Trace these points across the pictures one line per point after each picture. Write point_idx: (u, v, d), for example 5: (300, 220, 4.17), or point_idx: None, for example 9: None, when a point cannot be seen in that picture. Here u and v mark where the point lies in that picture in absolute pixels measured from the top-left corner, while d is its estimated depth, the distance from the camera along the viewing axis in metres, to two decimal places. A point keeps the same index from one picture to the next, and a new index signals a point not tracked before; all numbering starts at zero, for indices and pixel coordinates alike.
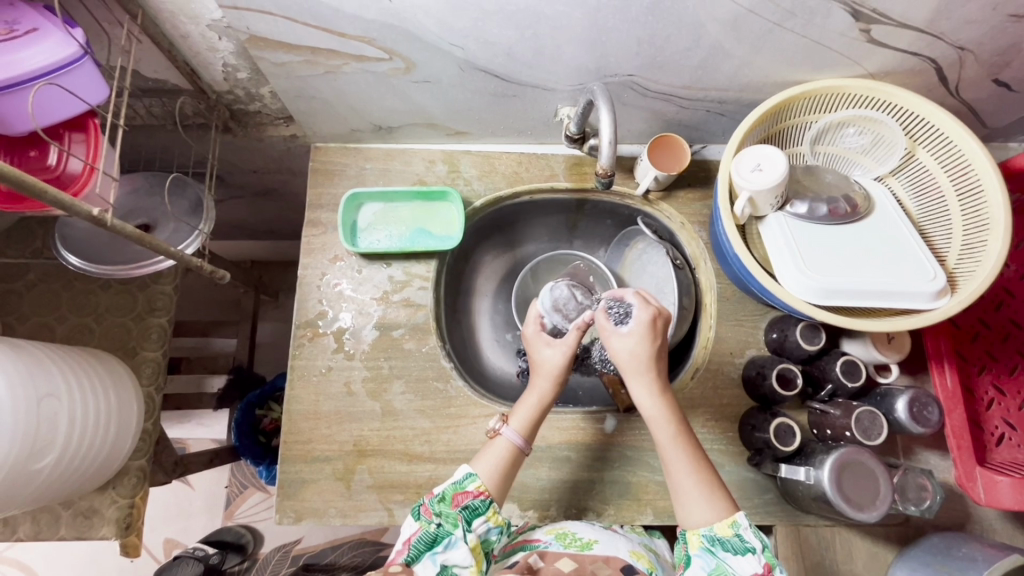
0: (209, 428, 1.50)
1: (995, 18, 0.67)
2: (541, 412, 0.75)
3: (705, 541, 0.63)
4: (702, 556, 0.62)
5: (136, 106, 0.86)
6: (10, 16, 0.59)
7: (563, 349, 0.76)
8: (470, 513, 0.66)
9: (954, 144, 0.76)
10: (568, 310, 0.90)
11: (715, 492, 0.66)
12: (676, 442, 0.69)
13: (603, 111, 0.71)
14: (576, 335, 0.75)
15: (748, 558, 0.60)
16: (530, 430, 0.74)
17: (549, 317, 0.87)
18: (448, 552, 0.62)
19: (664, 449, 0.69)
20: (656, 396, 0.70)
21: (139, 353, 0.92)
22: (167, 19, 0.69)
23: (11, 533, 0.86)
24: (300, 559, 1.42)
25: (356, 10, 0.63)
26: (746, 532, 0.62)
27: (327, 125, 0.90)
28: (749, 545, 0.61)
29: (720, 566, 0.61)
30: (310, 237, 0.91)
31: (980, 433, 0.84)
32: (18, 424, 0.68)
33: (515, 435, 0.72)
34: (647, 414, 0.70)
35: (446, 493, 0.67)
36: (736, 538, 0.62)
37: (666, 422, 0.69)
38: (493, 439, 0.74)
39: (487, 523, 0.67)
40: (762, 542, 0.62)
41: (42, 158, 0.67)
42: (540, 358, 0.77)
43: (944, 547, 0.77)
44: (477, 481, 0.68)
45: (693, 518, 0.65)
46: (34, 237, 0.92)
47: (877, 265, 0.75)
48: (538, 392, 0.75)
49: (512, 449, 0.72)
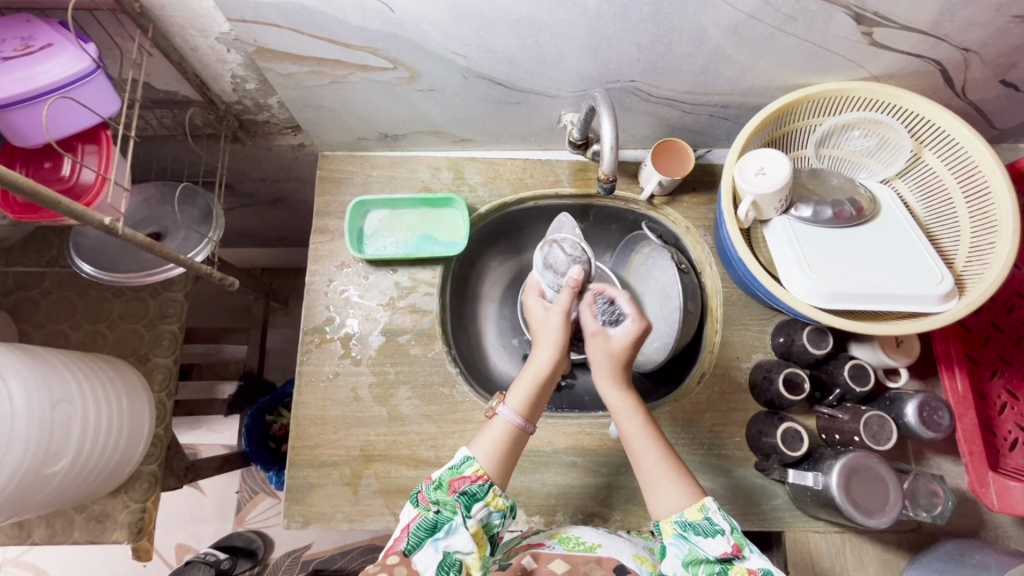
0: (220, 434, 1.51)
1: (999, 19, 0.66)
2: (540, 383, 0.72)
3: (677, 528, 0.63)
4: (676, 543, 0.62)
5: (148, 117, 0.88)
6: (27, 33, 0.61)
7: (561, 309, 0.75)
8: (469, 499, 0.64)
9: (960, 146, 0.75)
10: (559, 267, 0.83)
11: (681, 477, 0.66)
12: (644, 432, 0.69)
13: (605, 117, 0.72)
14: (569, 293, 0.74)
15: (717, 539, 0.61)
16: (529, 409, 0.71)
17: (541, 280, 0.84)
18: (450, 537, 0.62)
19: (631, 440, 0.69)
20: (621, 389, 0.72)
21: (151, 360, 0.94)
22: (178, 33, 0.71)
23: (27, 536, 0.88)
24: (311, 565, 1.44)
25: (361, 21, 0.64)
26: (715, 514, 0.62)
27: (334, 134, 0.92)
28: (719, 526, 0.61)
29: (692, 550, 0.61)
30: (318, 244, 0.92)
31: (992, 438, 0.83)
32: (33, 429, 0.70)
33: (512, 415, 0.69)
34: (615, 410, 0.71)
35: (443, 479, 0.66)
36: (706, 521, 0.62)
37: (634, 414, 0.70)
38: (490, 420, 0.71)
39: (488, 507, 0.65)
40: (732, 523, 0.62)
41: (56, 169, 0.70)
42: (545, 321, 0.76)
43: (958, 554, 0.77)
44: (474, 465, 0.66)
45: (664, 507, 0.64)
46: (49, 246, 0.94)
47: (879, 265, 0.75)
48: (542, 357, 0.73)
49: (512, 429, 0.69)
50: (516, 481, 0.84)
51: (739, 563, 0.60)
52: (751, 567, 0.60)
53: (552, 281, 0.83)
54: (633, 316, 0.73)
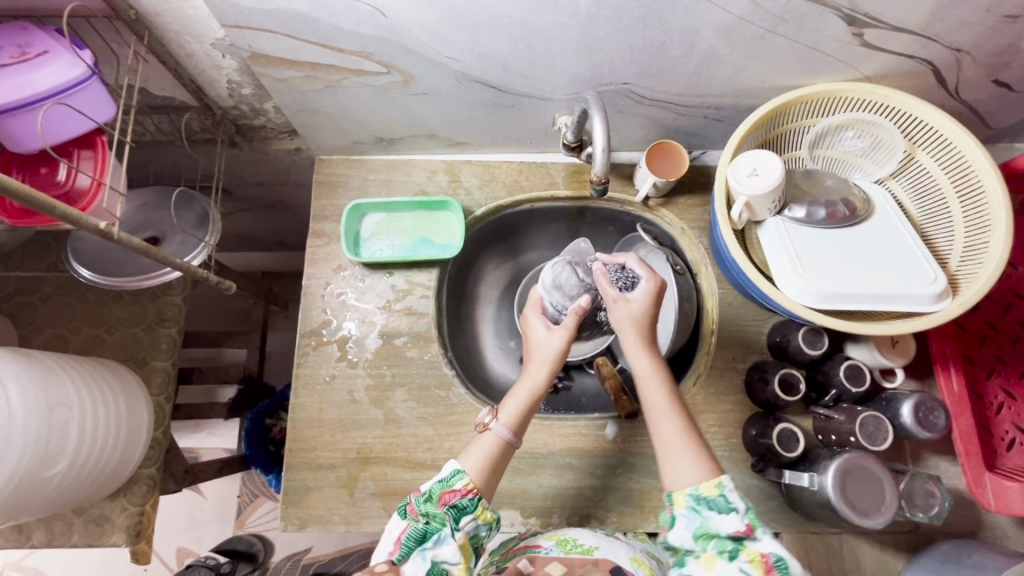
0: (221, 437, 1.52)
1: (989, 19, 0.67)
2: (529, 404, 0.72)
3: (691, 501, 0.62)
4: (687, 516, 0.61)
5: (146, 122, 0.88)
6: (23, 40, 0.62)
7: (565, 331, 0.74)
8: (458, 512, 0.64)
9: (953, 146, 0.76)
10: (569, 290, 0.85)
11: (699, 451, 0.64)
12: (666, 402, 0.68)
13: (597, 119, 0.72)
14: (574, 320, 0.74)
15: (731, 517, 0.59)
16: (519, 423, 0.71)
17: (547, 298, 0.85)
18: (437, 548, 0.61)
19: (653, 410, 0.68)
20: (648, 356, 0.71)
21: (149, 363, 0.94)
22: (173, 39, 0.72)
23: (26, 540, 0.89)
24: (311, 568, 1.44)
25: (353, 25, 0.65)
26: (732, 493, 0.61)
27: (331, 138, 0.92)
28: (733, 505, 0.60)
29: (705, 524, 0.60)
30: (315, 247, 0.93)
31: (989, 438, 0.82)
32: (30, 432, 0.70)
33: (504, 429, 0.69)
34: (639, 375, 0.71)
35: (434, 491, 0.66)
36: (721, 497, 0.60)
37: (658, 382, 0.70)
38: (481, 433, 0.71)
39: (476, 520, 0.65)
40: (747, 503, 0.61)
41: (52, 174, 0.70)
42: (543, 343, 0.75)
43: (955, 555, 0.76)
44: (464, 478, 0.66)
45: (680, 478, 0.63)
46: (48, 251, 0.95)
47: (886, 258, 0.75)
48: (531, 375, 0.73)
49: (501, 444, 0.69)
50: (512, 483, 0.84)
51: (752, 544, 0.59)
52: (764, 551, 0.58)
53: (558, 301, 0.85)
54: (647, 275, 0.74)
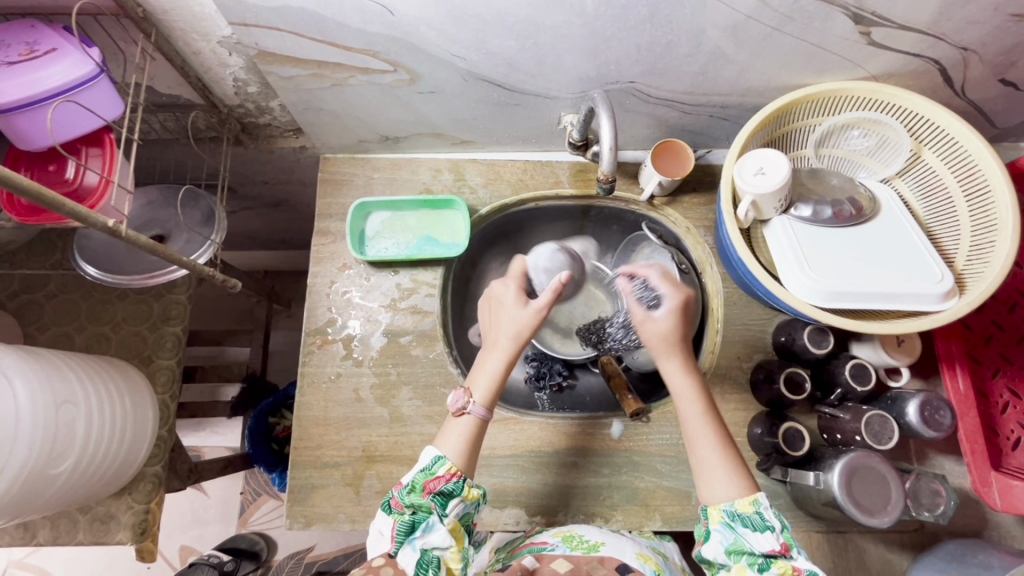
0: (223, 436, 1.52)
1: (996, 18, 0.67)
2: (501, 385, 0.72)
3: (725, 516, 0.63)
4: (721, 531, 0.63)
5: (152, 120, 0.88)
6: (32, 38, 0.62)
7: (533, 312, 0.72)
8: (443, 498, 0.65)
9: (960, 145, 0.76)
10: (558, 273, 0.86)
11: (735, 468, 0.65)
12: (703, 418, 0.69)
13: (603, 118, 0.72)
14: (549, 300, 0.71)
15: (766, 535, 0.61)
16: (491, 401, 0.71)
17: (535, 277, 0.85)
18: (427, 535, 0.63)
19: (688, 425, 0.69)
20: (685, 372, 0.71)
21: (154, 361, 0.94)
22: (180, 36, 0.72)
23: (32, 537, 0.89)
24: (314, 567, 1.44)
25: (361, 24, 0.65)
26: (767, 510, 0.62)
27: (337, 136, 0.92)
28: (769, 523, 0.61)
29: (738, 541, 0.62)
30: (320, 246, 0.93)
31: (995, 437, 0.82)
32: (37, 429, 0.71)
33: (479, 409, 0.69)
34: (675, 391, 0.71)
35: (417, 481, 0.66)
36: (756, 515, 0.62)
37: (693, 398, 0.70)
38: (455, 415, 0.70)
39: (463, 502, 0.66)
40: (782, 521, 0.62)
41: (60, 172, 0.70)
42: (509, 319, 0.73)
43: (960, 554, 0.76)
44: (446, 464, 0.66)
45: (716, 494, 0.65)
46: (53, 249, 0.95)
47: (902, 259, 0.75)
48: (499, 353, 0.72)
49: (477, 423, 0.69)
50: (516, 482, 0.84)
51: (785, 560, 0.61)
52: (797, 565, 0.60)
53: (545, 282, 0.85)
54: (671, 292, 0.73)
